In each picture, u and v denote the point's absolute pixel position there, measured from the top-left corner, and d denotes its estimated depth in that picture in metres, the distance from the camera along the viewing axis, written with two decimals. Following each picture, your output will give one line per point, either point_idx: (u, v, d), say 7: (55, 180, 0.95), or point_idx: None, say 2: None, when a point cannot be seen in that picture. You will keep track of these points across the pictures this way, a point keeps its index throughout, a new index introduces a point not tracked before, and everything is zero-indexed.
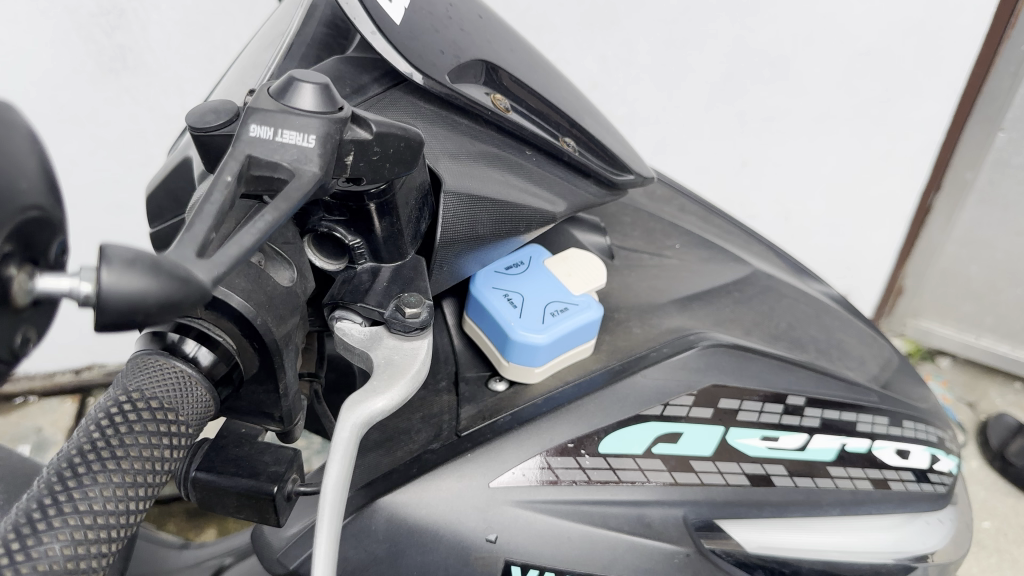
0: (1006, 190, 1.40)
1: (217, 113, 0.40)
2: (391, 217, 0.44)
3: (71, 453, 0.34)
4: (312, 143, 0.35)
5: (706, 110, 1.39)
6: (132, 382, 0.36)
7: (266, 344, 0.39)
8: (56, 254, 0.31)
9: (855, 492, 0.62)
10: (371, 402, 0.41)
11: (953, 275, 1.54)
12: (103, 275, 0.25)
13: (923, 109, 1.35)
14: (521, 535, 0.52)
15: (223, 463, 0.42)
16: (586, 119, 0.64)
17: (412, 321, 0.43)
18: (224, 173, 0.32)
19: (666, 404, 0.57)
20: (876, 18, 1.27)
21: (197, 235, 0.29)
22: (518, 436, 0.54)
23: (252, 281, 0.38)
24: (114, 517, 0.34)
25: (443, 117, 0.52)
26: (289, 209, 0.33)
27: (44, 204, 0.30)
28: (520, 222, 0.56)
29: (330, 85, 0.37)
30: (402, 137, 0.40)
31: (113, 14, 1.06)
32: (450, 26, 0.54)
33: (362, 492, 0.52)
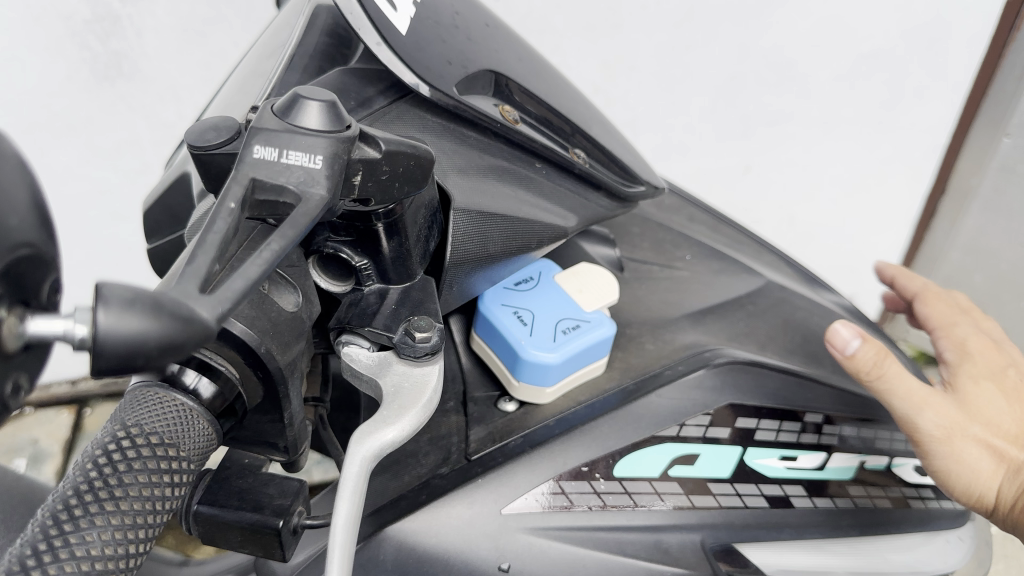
0: (1012, 199, 1.35)
1: (218, 130, 0.38)
2: (400, 237, 0.42)
3: (67, 494, 0.32)
4: (319, 164, 0.33)
5: (712, 114, 1.40)
6: (131, 416, 0.34)
7: (270, 372, 0.37)
8: (48, 292, 0.29)
9: (875, 512, 0.61)
10: (381, 434, 0.39)
11: (956, 285, 1.47)
12: (100, 316, 0.23)
13: (931, 114, 1.36)
14: (534, 563, 0.50)
15: (226, 495, 0.40)
16: (597, 129, 0.62)
17: (422, 346, 0.41)
18: (227, 199, 0.30)
19: (682, 425, 0.55)
20: (884, 19, 1.27)
21: (200, 269, 0.27)
22: (531, 459, 0.52)
23: (256, 308, 0.37)
24: (114, 562, 0.32)
25: (451, 130, 0.51)
26: (296, 236, 0.31)
27: (36, 240, 0.29)
28: (531, 238, 0.55)
29: (337, 103, 0.35)
30: (412, 155, 0.38)
31: (107, 21, 1.03)
32: (456, 35, 0.52)
33: (370, 521, 0.50)
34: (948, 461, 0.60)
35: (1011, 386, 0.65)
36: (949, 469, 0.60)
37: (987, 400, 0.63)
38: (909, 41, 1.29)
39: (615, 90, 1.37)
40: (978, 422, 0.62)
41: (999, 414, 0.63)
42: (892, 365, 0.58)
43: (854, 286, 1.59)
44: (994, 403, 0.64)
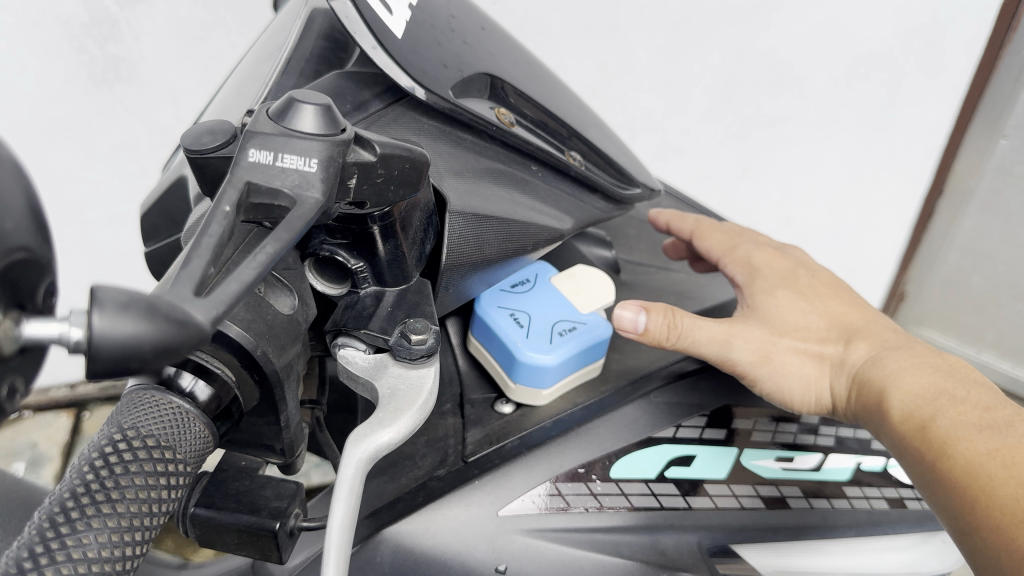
0: (1009, 201, 1.34)
1: (214, 134, 0.38)
2: (396, 240, 0.43)
3: (63, 496, 0.33)
4: (314, 167, 0.33)
5: (706, 119, 1.42)
6: (127, 419, 0.34)
7: (267, 375, 0.37)
8: (44, 296, 0.29)
9: (871, 512, 0.61)
10: (377, 435, 0.39)
11: (953, 287, 1.48)
12: (95, 319, 0.23)
13: (928, 114, 1.35)
14: (531, 564, 0.50)
15: (223, 498, 0.41)
16: (592, 132, 0.63)
17: (418, 349, 0.42)
18: (222, 202, 0.31)
19: (678, 426, 0.55)
20: (879, 22, 1.28)
21: (194, 272, 0.27)
22: (528, 461, 0.52)
23: (252, 310, 0.37)
24: (110, 564, 0.32)
25: (447, 133, 0.51)
26: (291, 239, 0.31)
27: (31, 244, 0.29)
28: (528, 240, 0.55)
29: (332, 107, 0.35)
30: (407, 159, 0.38)
31: (106, 25, 1.04)
32: (452, 39, 0.53)
33: (367, 523, 0.49)
34: (773, 377, 0.58)
35: (807, 288, 0.65)
36: (777, 385, 0.58)
37: (784, 311, 0.63)
38: (906, 42, 1.29)
39: (612, 93, 1.38)
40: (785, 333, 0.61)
41: (801, 320, 0.63)
42: (684, 317, 0.56)
43: None
44: (795, 309, 0.63)
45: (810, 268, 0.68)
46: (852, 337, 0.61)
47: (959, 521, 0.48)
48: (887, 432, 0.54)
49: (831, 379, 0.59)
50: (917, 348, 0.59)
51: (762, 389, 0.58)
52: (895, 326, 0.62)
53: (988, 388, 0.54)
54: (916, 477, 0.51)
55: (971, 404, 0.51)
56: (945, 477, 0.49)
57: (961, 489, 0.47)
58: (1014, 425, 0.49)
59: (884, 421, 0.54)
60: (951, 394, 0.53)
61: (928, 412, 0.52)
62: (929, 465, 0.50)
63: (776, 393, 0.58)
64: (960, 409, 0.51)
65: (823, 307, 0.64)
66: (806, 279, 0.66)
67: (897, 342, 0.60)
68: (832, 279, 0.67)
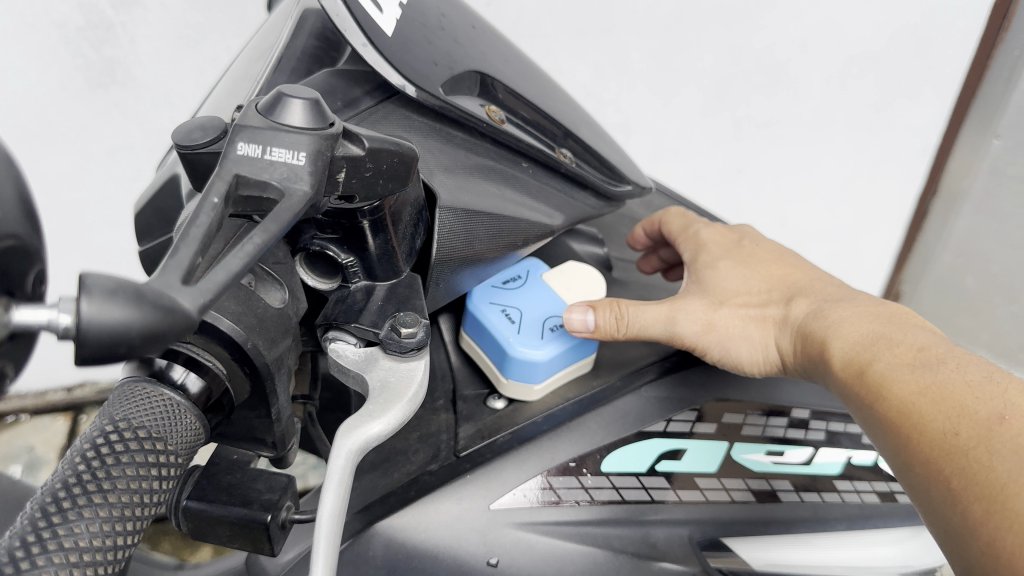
0: (1002, 200, 1.37)
1: (204, 131, 0.39)
2: (386, 234, 0.43)
3: (55, 487, 0.33)
4: (301, 160, 0.34)
5: (704, 117, 1.40)
6: (119, 411, 0.35)
7: (257, 368, 0.38)
8: (33, 283, 0.30)
9: (862, 506, 0.61)
10: (367, 427, 0.39)
11: (949, 288, 1.49)
12: (83, 305, 0.24)
13: (920, 113, 1.37)
14: (523, 558, 0.50)
15: (215, 491, 0.41)
16: (584, 130, 0.63)
17: (408, 342, 0.42)
18: (210, 194, 0.31)
19: (669, 421, 0.56)
20: (874, 26, 1.29)
21: (182, 261, 0.27)
22: (520, 454, 0.52)
23: (242, 303, 0.37)
24: (101, 553, 0.32)
25: (437, 130, 0.51)
26: (279, 231, 0.32)
27: (21, 232, 0.29)
28: (518, 236, 0.55)
29: (321, 101, 0.35)
30: (395, 152, 0.39)
31: (101, 27, 1.04)
32: (442, 37, 0.53)
33: (359, 517, 0.50)
34: (719, 340, 0.59)
35: (748, 261, 0.67)
36: (724, 348, 0.59)
37: (727, 283, 0.65)
38: (899, 43, 1.31)
39: (607, 95, 1.36)
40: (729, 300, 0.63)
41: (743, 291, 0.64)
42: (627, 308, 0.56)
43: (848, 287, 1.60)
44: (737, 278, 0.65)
45: (751, 241, 0.70)
46: (794, 296, 0.63)
47: (896, 459, 0.47)
48: (831, 381, 0.54)
49: (776, 337, 0.60)
50: (856, 297, 0.59)
51: (710, 354, 0.59)
52: (836, 279, 0.64)
53: (926, 327, 0.54)
54: (860, 422, 0.51)
55: (906, 344, 0.51)
56: (881, 416, 0.48)
57: (893, 426, 0.47)
58: (947, 360, 0.49)
59: (826, 370, 0.55)
60: (886, 336, 0.53)
61: (866, 356, 0.52)
62: (868, 406, 0.50)
63: (725, 358, 0.59)
64: (895, 351, 0.51)
65: (764, 277, 0.66)
66: (747, 251, 0.68)
67: (836, 293, 0.61)
68: (774, 249, 0.69)
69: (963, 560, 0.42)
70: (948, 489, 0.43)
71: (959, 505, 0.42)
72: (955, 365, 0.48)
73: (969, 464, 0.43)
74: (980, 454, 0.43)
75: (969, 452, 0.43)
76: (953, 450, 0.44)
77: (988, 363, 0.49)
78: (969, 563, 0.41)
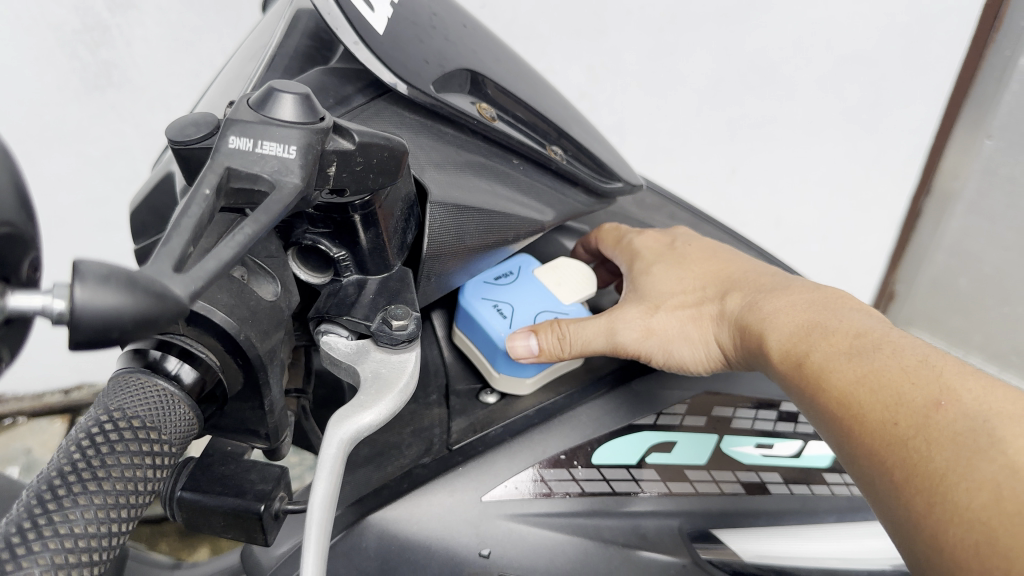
0: (993, 202, 1.38)
1: (197, 126, 0.39)
2: (377, 228, 0.44)
3: (51, 475, 0.33)
4: (292, 153, 0.34)
5: (697, 116, 1.42)
6: (114, 401, 0.36)
7: (250, 360, 0.38)
8: (28, 270, 0.30)
9: (852, 499, 0.61)
10: (358, 418, 0.40)
11: (942, 288, 1.50)
12: (77, 291, 0.24)
13: (911, 113, 1.36)
14: (514, 549, 0.51)
15: (209, 482, 0.42)
16: (575, 128, 0.64)
17: (399, 334, 0.43)
18: (202, 186, 0.32)
19: (659, 413, 0.56)
20: (865, 26, 1.31)
21: (174, 250, 0.28)
22: (510, 447, 0.53)
23: (234, 295, 0.38)
24: (96, 539, 0.33)
25: (429, 127, 0.52)
26: (270, 221, 0.32)
27: (16, 221, 0.30)
28: (509, 232, 0.56)
29: (310, 96, 0.36)
30: (385, 147, 0.39)
31: (97, 30, 1.05)
32: (434, 36, 0.54)
33: (353, 509, 0.50)
34: (660, 344, 0.58)
35: (681, 260, 0.66)
36: (666, 350, 0.58)
37: (664, 283, 0.64)
38: (890, 40, 1.31)
39: (601, 96, 1.39)
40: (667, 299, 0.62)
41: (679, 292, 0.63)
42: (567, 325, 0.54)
43: None
44: (673, 276, 0.64)
45: (684, 241, 0.68)
46: (729, 291, 0.62)
47: (838, 448, 0.48)
48: (771, 374, 0.54)
49: (714, 333, 0.60)
50: (789, 286, 0.59)
51: (654, 358, 0.58)
52: (768, 270, 0.63)
53: (861, 311, 0.54)
54: (803, 411, 0.52)
55: (842, 332, 0.52)
56: (821, 406, 0.49)
57: (835, 416, 0.48)
58: (882, 346, 0.49)
59: (766, 363, 0.55)
60: (822, 324, 0.53)
61: (804, 348, 0.52)
62: (808, 397, 0.50)
63: (669, 360, 0.58)
64: (831, 340, 0.51)
65: (696, 276, 0.64)
66: (680, 249, 0.67)
67: (768, 284, 0.61)
68: (706, 247, 0.68)
69: (908, 547, 0.43)
70: (890, 478, 0.43)
71: (900, 495, 0.43)
72: (890, 351, 0.49)
73: (907, 452, 0.43)
74: (920, 444, 0.43)
75: (906, 440, 0.44)
76: (894, 439, 0.44)
77: (921, 343, 0.50)
78: (914, 551, 0.42)
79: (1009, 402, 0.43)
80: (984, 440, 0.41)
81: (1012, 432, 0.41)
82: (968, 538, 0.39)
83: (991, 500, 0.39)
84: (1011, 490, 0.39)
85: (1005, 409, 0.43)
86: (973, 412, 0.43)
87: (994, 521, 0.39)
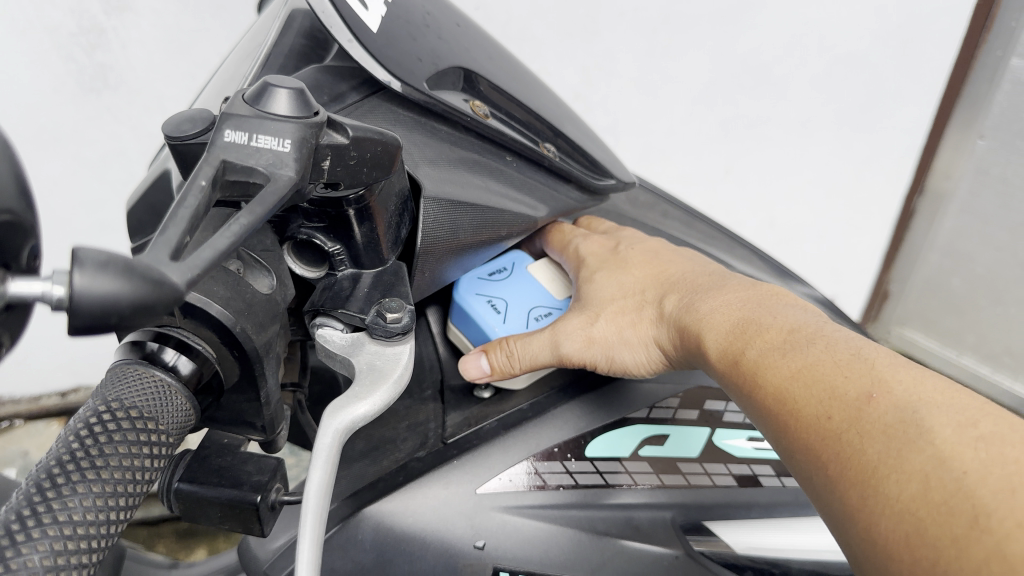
0: (986, 202, 1.40)
1: (194, 122, 0.40)
2: (371, 223, 0.44)
3: (50, 464, 0.34)
4: (287, 147, 0.35)
5: (692, 114, 1.40)
6: (111, 392, 0.36)
7: (246, 352, 0.39)
8: (27, 258, 0.31)
9: None
10: (353, 408, 0.40)
11: (936, 288, 1.53)
12: (76, 278, 0.25)
13: (905, 114, 1.40)
14: (508, 540, 0.52)
15: (206, 473, 0.42)
16: (568, 126, 0.64)
17: (393, 326, 0.43)
18: (198, 178, 0.32)
19: (652, 407, 0.57)
20: (859, 27, 1.31)
21: (171, 239, 0.28)
22: (504, 441, 0.54)
23: (230, 288, 0.38)
24: (94, 526, 0.33)
25: (422, 124, 0.52)
26: (265, 213, 0.33)
27: (16, 209, 0.30)
28: (502, 227, 0.56)
29: (305, 91, 0.37)
30: (378, 141, 0.40)
31: (93, 33, 1.05)
32: (427, 34, 0.54)
33: (348, 503, 0.52)
34: (603, 352, 0.56)
35: (622, 262, 0.63)
36: (609, 357, 0.56)
37: (607, 287, 0.61)
38: (886, 43, 1.33)
39: (596, 97, 1.37)
40: (607, 300, 0.60)
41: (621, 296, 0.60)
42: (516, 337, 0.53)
43: (837, 286, 1.61)
44: (613, 275, 0.62)
45: (627, 245, 0.66)
46: (667, 293, 0.60)
47: (781, 451, 0.46)
48: (711, 373, 0.53)
49: (654, 336, 0.58)
50: (725, 284, 0.57)
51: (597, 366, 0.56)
52: (706, 270, 0.61)
53: (796, 307, 0.53)
54: (743, 409, 0.50)
55: (775, 327, 0.50)
56: (759, 405, 0.47)
57: (773, 415, 0.46)
58: (816, 340, 0.48)
59: (705, 363, 0.53)
60: (756, 320, 0.51)
61: (739, 344, 0.50)
62: (746, 395, 0.48)
63: (612, 366, 0.56)
64: (766, 336, 0.50)
65: (637, 278, 0.62)
66: (619, 247, 0.65)
67: (705, 283, 0.59)
68: (644, 245, 0.66)
69: (846, 545, 0.40)
70: (825, 474, 0.41)
71: (833, 491, 0.40)
72: (823, 346, 0.47)
73: (839, 446, 0.41)
74: (851, 438, 0.41)
75: (838, 433, 0.41)
76: (828, 434, 0.42)
77: (858, 338, 0.48)
78: (852, 548, 0.40)
79: (940, 391, 0.41)
80: (911, 429, 0.39)
81: (940, 421, 0.39)
82: (897, 531, 0.37)
83: (917, 490, 0.37)
84: (940, 480, 0.36)
85: (935, 397, 0.40)
86: (904, 402, 0.41)
87: (924, 513, 0.36)
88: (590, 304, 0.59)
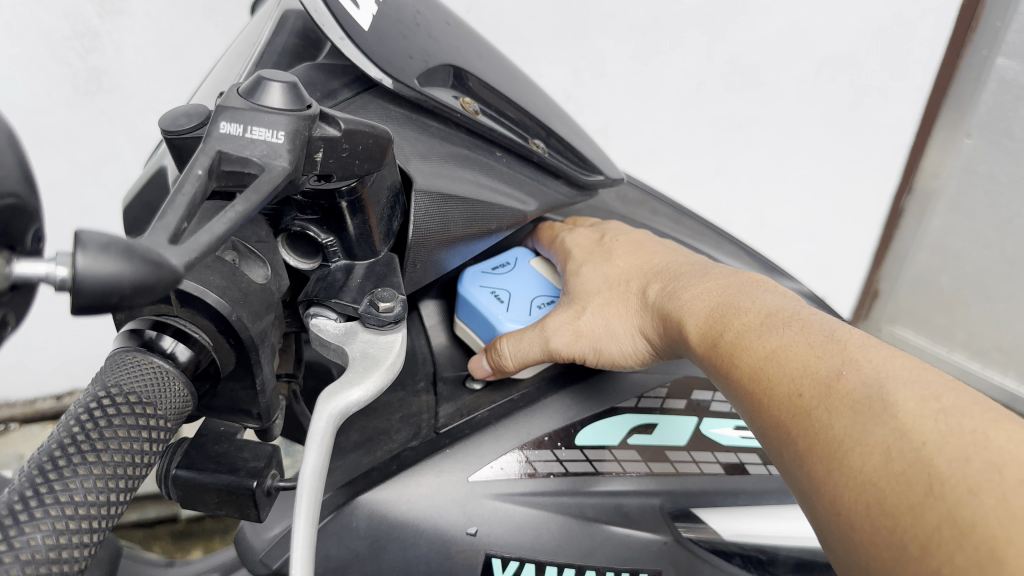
0: (974, 199, 1.42)
1: (189, 117, 0.41)
2: (362, 215, 0.45)
3: (51, 447, 0.35)
4: (281, 138, 0.36)
5: (682, 117, 1.42)
6: (110, 378, 0.37)
7: (242, 340, 0.40)
8: (30, 242, 0.32)
9: None
10: (348, 393, 0.41)
11: (926, 285, 1.55)
12: (79, 259, 0.26)
13: (893, 112, 1.42)
14: (500, 527, 0.53)
15: (203, 460, 0.43)
16: (556, 123, 0.66)
17: (386, 316, 0.44)
18: (195, 167, 0.33)
19: (640, 396, 0.59)
20: (843, 27, 1.33)
21: (169, 225, 0.29)
22: (495, 430, 0.55)
23: (226, 277, 0.39)
24: (95, 507, 0.34)
25: (413, 119, 0.53)
26: (260, 201, 0.34)
27: (20, 194, 0.31)
28: (492, 221, 0.57)
29: (298, 84, 0.38)
30: (370, 133, 0.41)
31: (87, 37, 1.06)
32: (418, 33, 0.55)
33: (342, 491, 0.52)
34: (590, 344, 0.57)
35: (609, 251, 0.64)
36: (596, 349, 0.57)
37: (595, 277, 0.61)
38: (874, 44, 1.35)
39: (586, 98, 1.36)
40: (592, 291, 0.60)
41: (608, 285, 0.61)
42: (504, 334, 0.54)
43: (827, 284, 1.63)
44: (600, 266, 0.62)
45: (614, 235, 0.66)
46: (653, 283, 0.60)
47: (756, 429, 0.47)
48: (692, 358, 0.53)
49: (640, 326, 0.58)
50: (709, 273, 0.58)
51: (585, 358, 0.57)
52: (691, 259, 0.62)
53: (775, 293, 0.54)
54: (721, 390, 0.51)
55: (754, 311, 0.51)
56: (735, 384, 0.48)
57: (748, 393, 0.47)
58: (792, 323, 0.49)
59: (686, 348, 0.54)
60: (735, 305, 0.52)
61: (719, 328, 0.51)
62: (724, 377, 0.49)
63: (600, 359, 0.57)
64: (744, 320, 0.51)
65: (624, 267, 0.63)
66: (605, 237, 0.66)
67: (688, 271, 0.59)
68: (627, 235, 0.67)
69: (811, 514, 0.41)
70: (796, 449, 0.42)
71: (802, 464, 0.42)
72: (799, 328, 0.48)
73: (810, 422, 0.42)
74: (821, 413, 0.42)
75: (810, 410, 0.43)
76: (799, 410, 0.43)
77: (833, 321, 0.49)
78: (815, 516, 0.41)
79: (908, 369, 0.42)
80: (877, 405, 0.40)
81: (904, 395, 0.40)
82: (858, 499, 0.38)
83: (880, 461, 0.38)
84: (900, 451, 0.37)
85: (903, 374, 0.41)
86: (872, 378, 0.42)
87: (883, 481, 0.37)
88: (577, 297, 0.59)
